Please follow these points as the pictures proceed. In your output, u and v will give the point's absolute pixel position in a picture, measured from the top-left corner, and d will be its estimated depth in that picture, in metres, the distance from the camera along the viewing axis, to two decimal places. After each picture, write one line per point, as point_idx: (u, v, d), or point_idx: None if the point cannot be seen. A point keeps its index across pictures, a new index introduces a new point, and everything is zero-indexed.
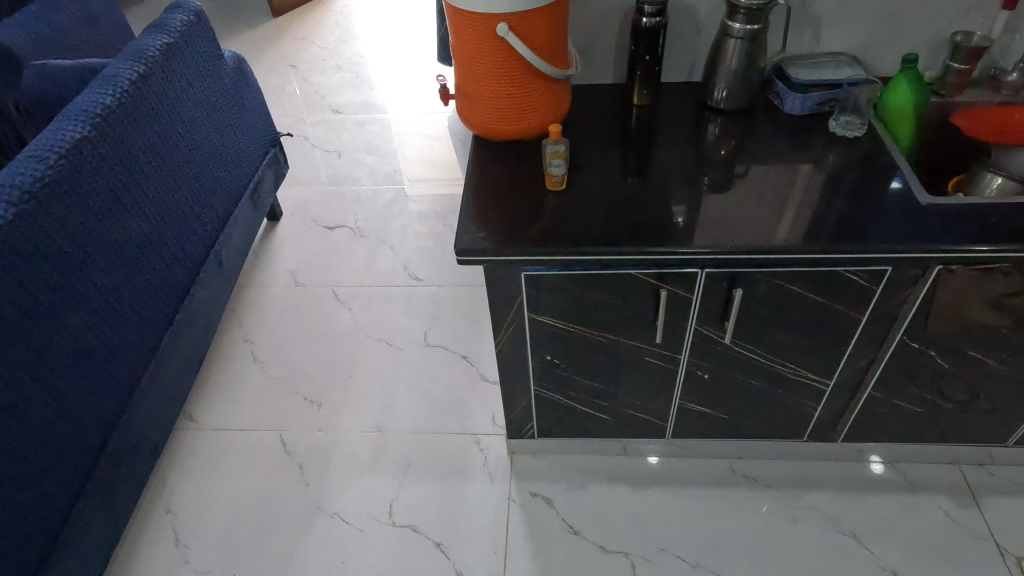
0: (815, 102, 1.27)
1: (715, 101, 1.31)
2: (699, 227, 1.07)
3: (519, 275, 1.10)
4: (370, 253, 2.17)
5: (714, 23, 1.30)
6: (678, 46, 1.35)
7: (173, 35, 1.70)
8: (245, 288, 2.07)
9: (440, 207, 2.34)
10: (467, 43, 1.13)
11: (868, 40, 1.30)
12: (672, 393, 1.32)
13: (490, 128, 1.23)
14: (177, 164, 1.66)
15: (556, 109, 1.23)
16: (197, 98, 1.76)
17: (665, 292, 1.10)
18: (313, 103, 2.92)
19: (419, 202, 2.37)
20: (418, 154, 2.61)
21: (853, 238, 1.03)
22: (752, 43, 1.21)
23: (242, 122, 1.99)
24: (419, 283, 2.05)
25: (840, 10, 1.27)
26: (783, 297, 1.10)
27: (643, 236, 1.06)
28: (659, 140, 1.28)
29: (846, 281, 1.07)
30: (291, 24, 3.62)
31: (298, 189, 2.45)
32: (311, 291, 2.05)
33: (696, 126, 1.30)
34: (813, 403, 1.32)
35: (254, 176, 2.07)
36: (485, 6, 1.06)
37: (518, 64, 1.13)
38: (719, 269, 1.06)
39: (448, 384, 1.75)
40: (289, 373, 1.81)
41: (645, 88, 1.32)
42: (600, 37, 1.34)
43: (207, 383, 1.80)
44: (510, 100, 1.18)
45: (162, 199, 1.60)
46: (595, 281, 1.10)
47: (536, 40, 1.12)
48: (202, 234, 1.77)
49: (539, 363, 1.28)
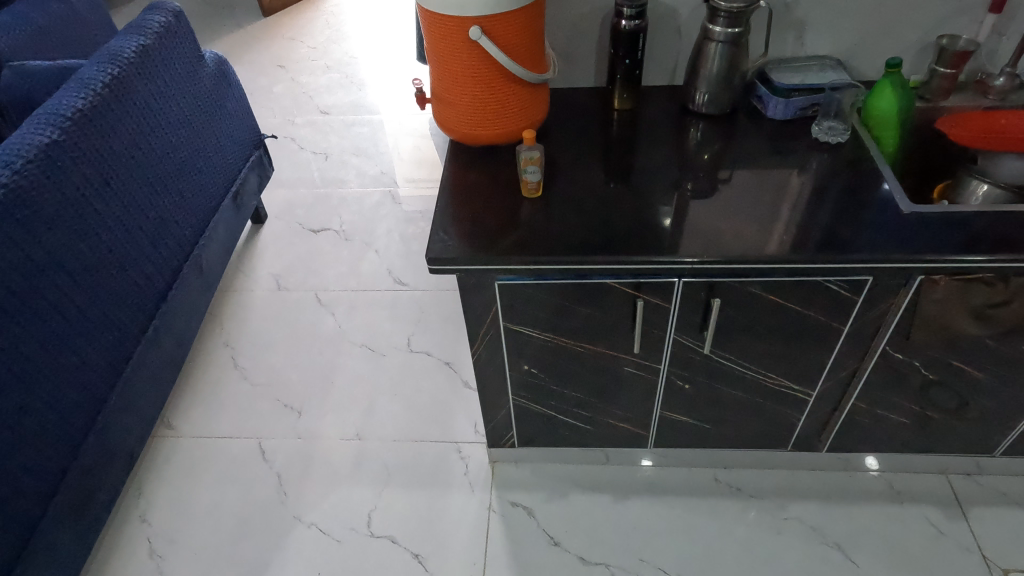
0: (798, 107, 1.24)
1: (697, 105, 1.28)
2: (676, 235, 1.04)
3: (493, 284, 1.08)
4: (355, 256, 2.14)
5: (696, 24, 1.27)
6: (660, 50, 1.32)
7: (150, 37, 1.67)
8: (227, 292, 2.04)
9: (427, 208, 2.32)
10: (440, 46, 1.10)
11: (855, 42, 1.28)
12: (653, 403, 1.30)
13: (466, 133, 1.20)
14: (153, 168, 1.63)
15: (533, 114, 1.21)
16: (175, 100, 1.73)
17: (642, 302, 1.08)
18: (301, 105, 2.89)
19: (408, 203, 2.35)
20: (408, 154, 2.59)
21: (833, 247, 1.00)
22: (733, 47, 1.19)
23: (223, 125, 1.96)
24: (403, 287, 2.02)
25: (827, 11, 1.24)
26: (763, 307, 1.08)
27: (619, 244, 1.04)
28: (639, 146, 1.25)
29: (826, 291, 1.05)
30: (280, 25, 3.58)
31: (284, 191, 2.42)
32: (294, 295, 2.02)
33: (678, 131, 1.28)
34: (796, 413, 1.30)
35: (236, 179, 2.04)
36: (456, 8, 1.03)
37: (492, 68, 1.10)
38: (696, 278, 1.04)
39: (431, 390, 1.73)
40: (270, 379, 1.79)
41: (626, 92, 1.30)
42: (582, 39, 1.31)
43: (186, 390, 1.77)
44: (486, 104, 1.15)
45: (138, 204, 1.57)
46: (571, 291, 1.08)
47: (511, 44, 1.09)
48: (181, 240, 1.74)
49: (517, 373, 1.25)
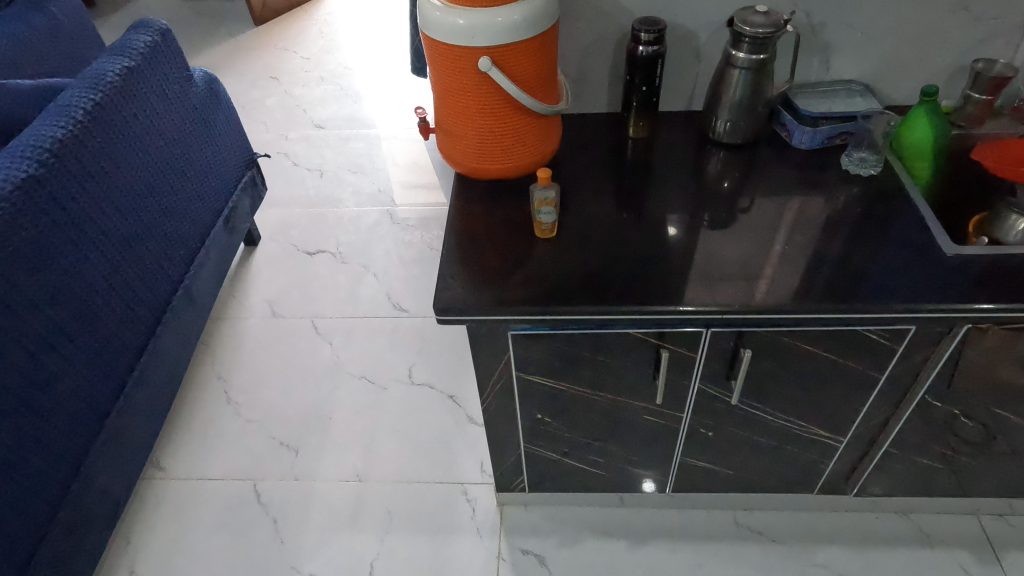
0: (825, 136, 1.16)
1: (717, 133, 1.21)
2: (703, 282, 0.97)
3: (506, 334, 1.00)
4: (353, 280, 2.06)
5: (716, 48, 1.20)
6: (677, 74, 1.24)
7: (134, 58, 1.58)
8: (220, 320, 1.96)
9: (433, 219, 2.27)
10: (446, 77, 1.03)
11: (884, 65, 1.21)
12: (674, 450, 1.22)
13: (473, 167, 1.12)
14: (139, 197, 1.55)
15: (545, 146, 1.13)
16: (162, 124, 1.65)
17: (666, 351, 1.00)
18: (294, 119, 2.80)
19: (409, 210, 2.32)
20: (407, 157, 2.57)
21: (873, 296, 0.93)
22: (758, 74, 1.11)
23: (213, 147, 1.88)
24: (403, 314, 1.94)
25: (855, 33, 1.17)
26: (796, 356, 1.01)
27: (641, 292, 0.96)
28: (657, 178, 1.18)
29: (865, 341, 0.97)
30: (272, 34, 3.49)
31: (277, 211, 2.34)
32: (289, 323, 1.94)
33: (698, 162, 1.21)
34: (825, 459, 1.23)
35: (228, 202, 1.95)
36: (464, 38, 0.95)
37: (502, 100, 1.03)
38: (725, 328, 0.96)
39: (434, 426, 1.65)
40: (265, 415, 1.70)
41: (641, 120, 1.22)
42: (594, 64, 1.23)
43: (177, 427, 1.69)
44: (495, 137, 1.07)
45: (123, 237, 1.49)
46: (589, 341, 1.00)
47: (522, 75, 1.01)
48: (170, 270, 1.66)
49: (528, 421, 1.18)
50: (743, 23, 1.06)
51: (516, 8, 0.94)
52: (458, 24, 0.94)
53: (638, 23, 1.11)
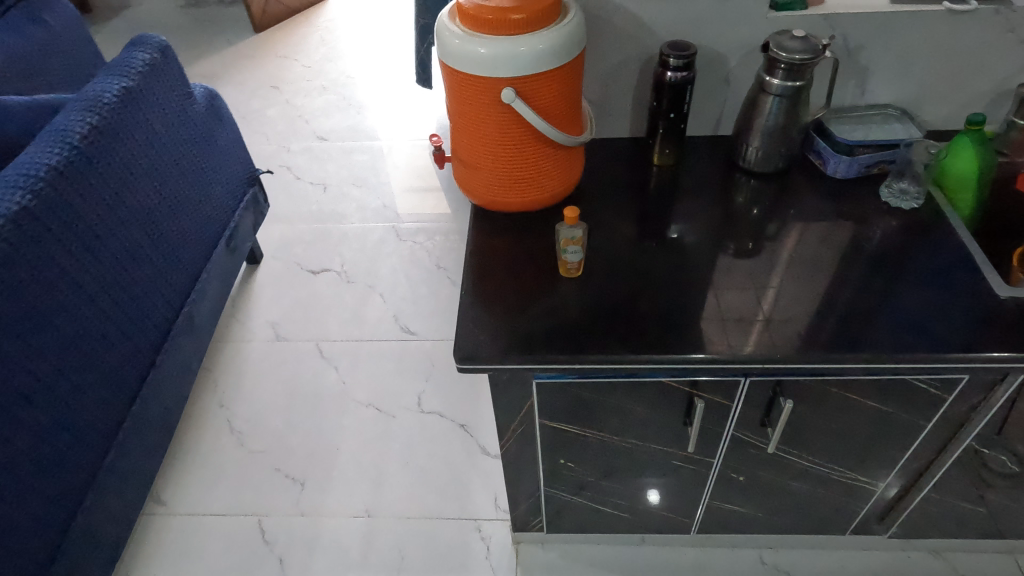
0: (862, 165, 1.10)
1: (747, 161, 1.15)
2: (741, 328, 0.91)
3: (530, 381, 0.95)
4: (359, 301, 2.00)
5: (747, 72, 1.14)
6: (705, 98, 1.18)
7: (133, 78, 1.51)
8: (222, 343, 1.90)
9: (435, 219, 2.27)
10: (465, 108, 0.97)
11: (923, 89, 1.15)
12: (702, 493, 1.17)
13: (492, 200, 1.06)
14: (139, 223, 1.49)
15: (568, 178, 1.07)
16: (162, 146, 1.59)
17: (700, 400, 0.95)
18: (296, 130, 2.74)
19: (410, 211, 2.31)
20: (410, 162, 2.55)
21: (923, 345, 0.87)
22: (792, 101, 1.05)
23: (215, 167, 1.81)
24: (412, 337, 1.88)
25: (893, 56, 1.11)
26: (838, 404, 0.95)
27: (676, 339, 0.90)
28: (684, 209, 1.12)
29: (912, 389, 0.92)
30: (273, 41, 3.42)
31: (280, 227, 2.27)
32: (293, 346, 1.87)
33: (727, 192, 1.15)
34: (860, 502, 1.17)
35: (230, 223, 1.89)
36: (487, 69, 0.89)
37: (525, 131, 0.97)
38: (764, 377, 0.91)
39: (445, 458, 1.59)
40: (269, 445, 1.64)
41: (667, 148, 1.16)
42: (618, 88, 1.17)
43: (178, 459, 1.63)
44: (516, 169, 1.01)
45: (122, 266, 1.42)
46: (619, 389, 0.95)
47: (547, 106, 0.95)
48: (171, 298, 1.60)
49: (550, 465, 1.12)
50: (779, 48, 1.00)
51: (542, 37, 0.88)
52: (480, 53, 0.88)
53: (666, 47, 1.05)
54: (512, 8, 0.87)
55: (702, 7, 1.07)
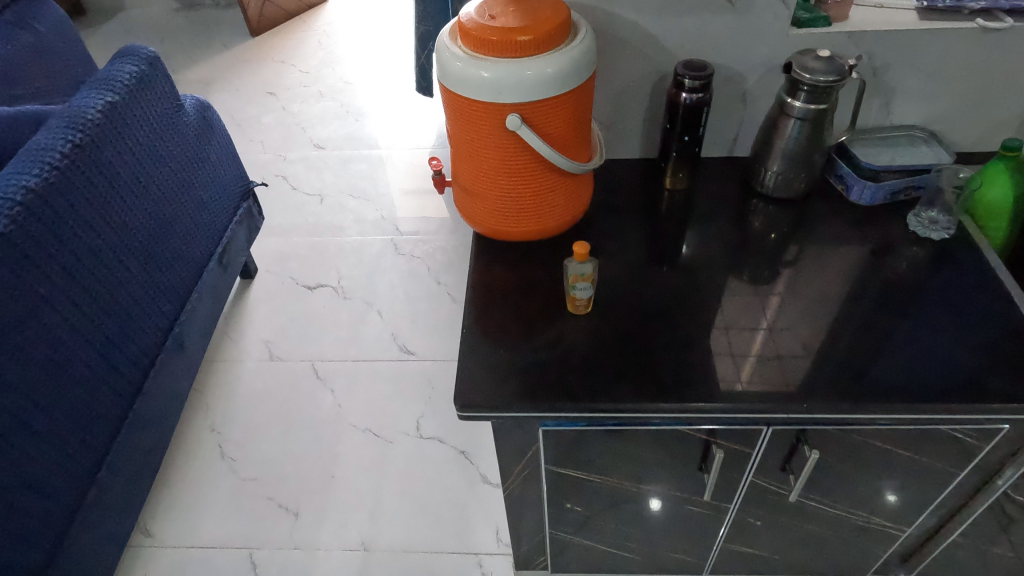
0: (888, 191, 1.04)
1: (765, 186, 1.09)
2: (762, 373, 0.85)
3: (535, 428, 0.89)
4: (356, 318, 1.93)
5: (765, 91, 1.07)
6: (720, 118, 1.12)
7: (119, 92, 1.44)
8: (214, 362, 1.83)
9: (434, 230, 2.21)
10: (466, 133, 0.90)
11: (951, 110, 1.08)
12: (715, 536, 1.10)
13: (494, 229, 1.00)
14: (125, 244, 1.42)
15: (576, 206, 1.01)
16: (149, 162, 1.52)
17: (718, 448, 0.89)
18: (292, 138, 2.67)
19: (407, 222, 2.25)
20: (409, 169, 2.50)
21: (959, 394, 0.81)
22: (815, 125, 0.99)
23: (206, 181, 1.75)
24: (410, 357, 1.81)
25: (921, 75, 1.05)
26: (864, 452, 0.89)
27: (693, 385, 0.84)
28: (698, 237, 1.06)
29: (945, 439, 0.86)
30: (269, 45, 3.36)
31: (275, 240, 2.21)
32: (288, 366, 1.81)
33: (743, 218, 1.08)
34: (883, 546, 1.11)
35: (221, 238, 1.82)
36: (490, 94, 0.83)
37: (531, 159, 0.90)
38: (787, 426, 0.85)
39: (445, 487, 1.53)
40: (261, 472, 1.58)
41: (680, 171, 1.10)
42: (628, 107, 1.11)
43: (167, 488, 1.57)
44: (521, 198, 0.95)
45: (106, 290, 1.36)
46: (631, 436, 0.88)
47: (554, 132, 0.88)
48: (159, 320, 1.53)
49: (555, 508, 1.06)
50: (803, 69, 0.93)
51: (550, 60, 0.82)
52: (482, 77, 0.82)
53: (681, 67, 0.99)
54: (518, 29, 0.81)
55: (719, 22, 1.00)
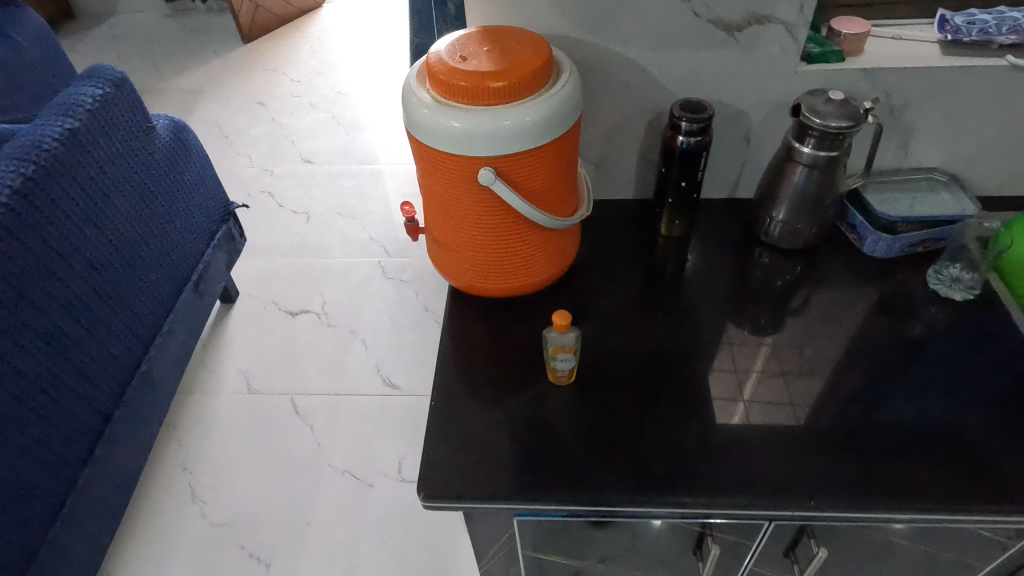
0: (905, 244, 0.95)
1: (769, 235, 0.99)
2: (763, 462, 0.76)
3: (511, 517, 0.80)
4: (339, 347, 1.85)
5: (770, 131, 0.98)
6: (720, 159, 1.02)
7: (80, 118, 1.34)
8: (189, 395, 1.75)
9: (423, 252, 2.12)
10: (437, 185, 0.81)
11: (975, 152, 0.99)
12: None
13: (470, 285, 0.91)
14: (87, 282, 1.32)
15: (560, 259, 0.92)
16: (115, 191, 1.41)
17: (713, 540, 0.80)
18: (280, 152, 2.59)
19: (396, 243, 2.16)
20: (400, 186, 2.41)
21: (986, 493, 0.72)
22: (826, 173, 0.90)
23: (180, 206, 1.65)
24: (394, 391, 1.72)
25: (944, 116, 0.95)
26: (876, 545, 0.80)
27: (686, 476, 0.75)
28: (695, 293, 0.96)
29: (967, 535, 0.77)
30: (261, 52, 3.27)
31: (258, 261, 2.12)
32: (266, 400, 1.72)
33: (745, 270, 0.99)
34: None
35: (197, 265, 1.73)
36: (460, 146, 0.74)
37: (508, 213, 0.81)
38: (791, 522, 0.76)
39: (427, 537, 1.44)
40: (233, 517, 1.50)
41: (676, 218, 1.01)
42: (620, 146, 1.02)
43: (134, 533, 1.48)
44: (499, 254, 0.86)
45: (64, 332, 1.26)
46: (616, 527, 0.80)
47: (534, 185, 0.79)
48: (126, 358, 1.44)
49: None
50: (812, 113, 0.84)
51: (528, 108, 0.72)
52: (452, 127, 0.72)
53: (677, 107, 0.89)
54: (492, 74, 0.72)
55: (720, 58, 0.91)
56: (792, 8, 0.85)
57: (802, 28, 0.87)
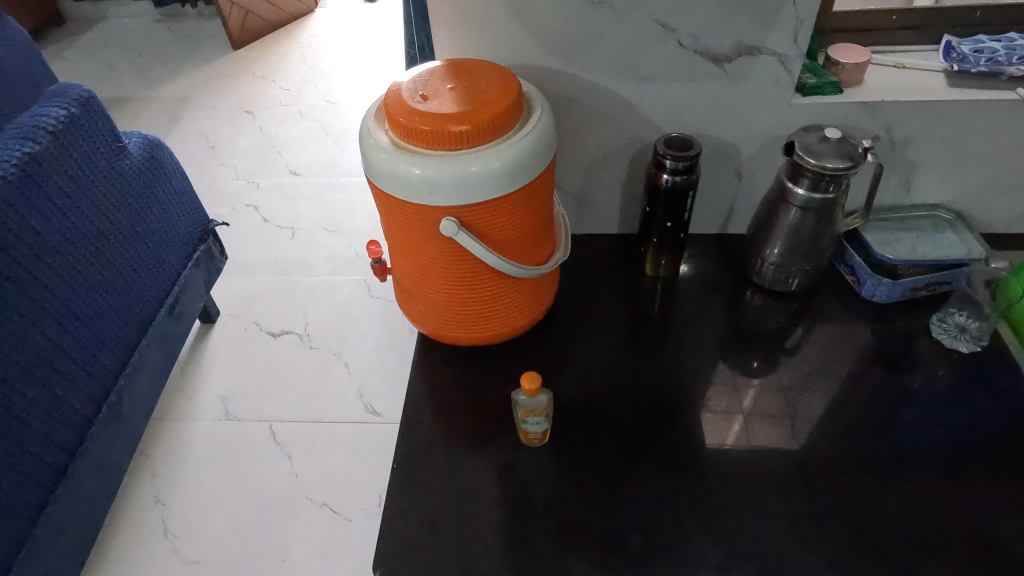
0: (908, 288, 0.89)
1: (761, 276, 0.94)
2: (748, 540, 0.70)
3: None
4: (321, 371, 1.78)
5: (761, 167, 0.92)
6: (709, 195, 0.97)
7: (42, 140, 1.27)
8: (165, 421, 1.69)
9: None
10: (399, 232, 0.75)
11: (982, 189, 0.93)
12: None
13: (439, 333, 0.85)
14: (47, 312, 1.26)
15: (536, 305, 0.86)
16: (79, 216, 1.35)
17: None
18: (267, 163, 2.53)
19: None
20: None
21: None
22: (821, 215, 0.83)
23: (153, 227, 1.59)
24: (376, 419, 1.67)
25: (948, 151, 0.88)
26: None
27: (664, 556, 0.70)
28: (680, 342, 0.91)
29: None
30: (250, 59, 3.22)
31: (241, 279, 2.07)
32: (243, 426, 1.66)
33: (734, 315, 0.93)
34: None
35: (172, 288, 1.67)
36: (420, 194, 0.67)
37: (475, 263, 0.75)
38: None
39: None
40: (205, 554, 1.44)
41: (663, 258, 0.95)
42: (602, 182, 0.96)
43: (102, 571, 1.43)
44: (467, 304, 0.80)
45: (21, 368, 1.20)
46: None
47: (503, 234, 0.73)
48: (93, 389, 1.38)
49: None
50: (806, 153, 0.78)
51: (495, 153, 0.66)
52: (412, 174, 0.66)
53: (662, 144, 0.83)
54: (454, 116, 0.65)
55: (708, 90, 0.85)
56: (786, 39, 0.79)
57: (796, 59, 0.81)
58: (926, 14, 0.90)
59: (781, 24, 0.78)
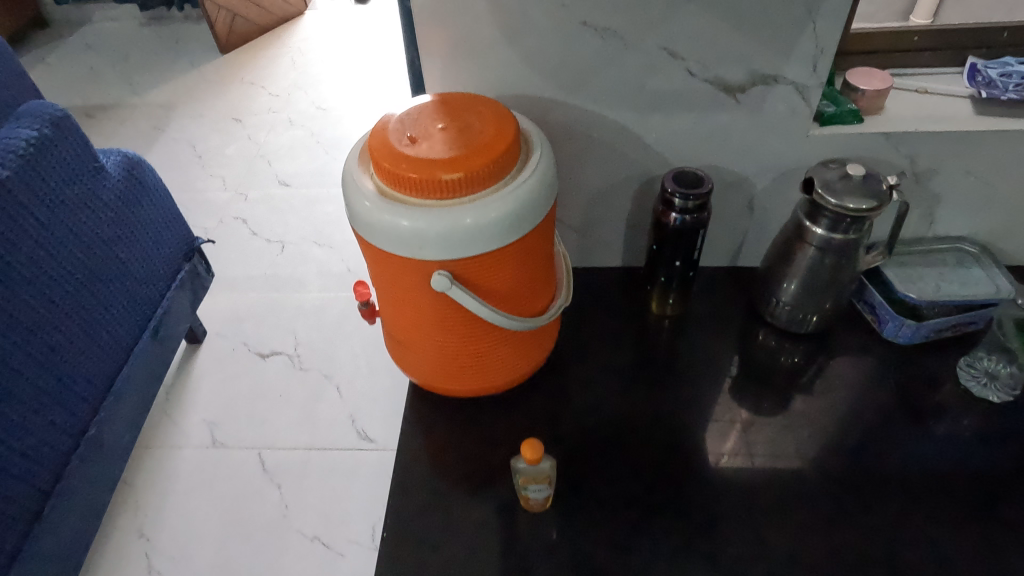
0: (932, 330, 0.84)
1: (775, 315, 0.88)
2: None
3: None
4: (311, 394, 1.71)
5: (775, 199, 0.86)
6: (719, 227, 0.91)
7: (11, 165, 1.20)
8: (150, 450, 1.63)
9: None
10: (387, 283, 0.69)
11: (1008, 220, 0.87)
12: None
13: (432, 384, 0.79)
14: (20, 346, 1.19)
15: (535, 352, 0.80)
16: (54, 243, 1.28)
17: None
18: (255, 174, 2.46)
19: None
20: None
21: None
22: (841, 254, 0.78)
23: (134, 250, 1.52)
24: (369, 446, 1.58)
25: (974, 183, 0.83)
26: None
27: None
28: (689, 386, 0.85)
29: None
30: (239, 64, 3.14)
31: (229, 296, 2.00)
32: (231, 454, 1.59)
33: (746, 356, 0.87)
34: None
35: (156, 311, 1.60)
36: (409, 247, 0.61)
37: (471, 315, 0.69)
38: None
39: None
40: None
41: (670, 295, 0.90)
42: (604, 214, 0.90)
43: None
44: (462, 356, 0.74)
45: None
46: None
47: (500, 285, 0.67)
48: (71, 423, 1.31)
49: None
50: (826, 191, 0.72)
51: (491, 203, 0.60)
52: (401, 226, 0.60)
53: (670, 180, 0.77)
54: (445, 162, 0.59)
55: (719, 121, 0.79)
56: (805, 68, 0.73)
57: (815, 89, 0.75)
58: (951, 35, 0.84)
59: (799, 52, 0.72)
